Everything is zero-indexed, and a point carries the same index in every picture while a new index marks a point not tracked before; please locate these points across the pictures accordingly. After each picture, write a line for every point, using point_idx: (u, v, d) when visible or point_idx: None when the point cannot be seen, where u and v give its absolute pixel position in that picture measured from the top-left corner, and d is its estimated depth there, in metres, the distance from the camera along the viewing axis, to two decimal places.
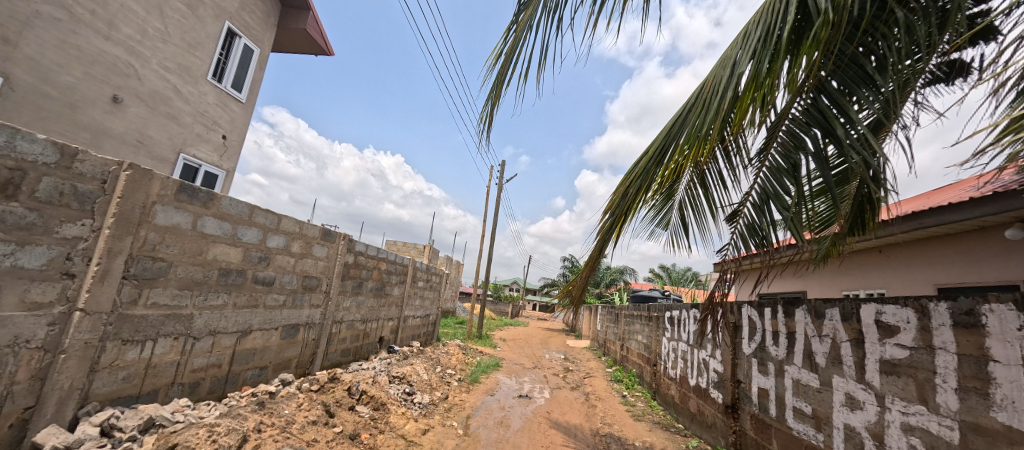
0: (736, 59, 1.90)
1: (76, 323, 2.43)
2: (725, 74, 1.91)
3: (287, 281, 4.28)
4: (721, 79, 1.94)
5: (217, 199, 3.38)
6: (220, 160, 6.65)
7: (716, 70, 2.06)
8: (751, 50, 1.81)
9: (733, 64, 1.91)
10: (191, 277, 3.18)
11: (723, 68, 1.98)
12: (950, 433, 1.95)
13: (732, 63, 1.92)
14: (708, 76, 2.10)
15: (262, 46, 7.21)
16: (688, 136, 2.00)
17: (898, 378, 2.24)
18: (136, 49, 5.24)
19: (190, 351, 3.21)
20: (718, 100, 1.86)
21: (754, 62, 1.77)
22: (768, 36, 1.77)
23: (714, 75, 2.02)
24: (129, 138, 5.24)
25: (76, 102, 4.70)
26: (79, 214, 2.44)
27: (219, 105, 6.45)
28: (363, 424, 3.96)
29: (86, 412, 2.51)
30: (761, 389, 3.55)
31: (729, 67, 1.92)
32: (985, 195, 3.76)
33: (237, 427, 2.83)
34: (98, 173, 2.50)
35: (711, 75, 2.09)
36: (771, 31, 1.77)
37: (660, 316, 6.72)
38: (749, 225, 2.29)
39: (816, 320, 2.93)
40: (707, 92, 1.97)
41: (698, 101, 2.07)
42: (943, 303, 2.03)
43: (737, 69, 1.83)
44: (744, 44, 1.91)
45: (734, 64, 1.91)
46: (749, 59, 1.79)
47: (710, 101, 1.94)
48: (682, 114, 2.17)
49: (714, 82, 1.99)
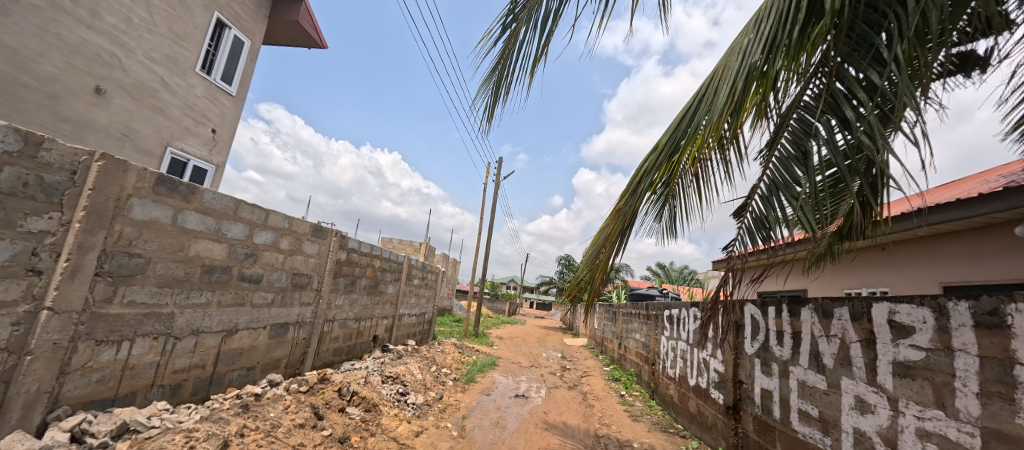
0: (747, 45, 1.74)
1: (43, 322, 2.28)
2: (733, 62, 1.77)
3: (275, 278, 4.13)
4: (730, 68, 1.79)
5: (200, 193, 3.22)
6: (210, 155, 6.48)
7: (726, 58, 1.91)
8: (763, 36, 1.65)
9: (744, 51, 1.76)
10: (171, 274, 3.03)
11: (733, 54, 1.84)
12: (970, 440, 1.86)
13: (742, 50, 1.76)
14: (718, 64, 1.96)
15: (253, 38, 7.02)
16: (694, 131, 1.88)
17: (913, 381, 2.14)
18: (121, 39, 5.06)
19: (171, 352, 3.07)
20: (725, 92, 1.73)
21: (765, 50, 1.62)
22: (782, 21, 1.61)
23: (723, 63, 1.89)
24: (114, 131, 5.07)
25: (56, 92, 4.52)
26: (46, 207, 2.30)
27: (208, 98, 6.27)
28: (353, 426, 3.84)
29: (56, 417, 2.37)
30: (765, 390, 3.44)
31: (739, 55, 1.77)
32: (994, 192, 3.65)
33: (217, 433, 2.70)
34: (67, 163, 2.37)
35: (721, 62, 1.94)
36: (784, 15, 1.61)
37: (659, 314, 6.61)
38: (757, 218, 2.18)
39: (824, 319, 2.82)
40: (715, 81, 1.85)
41: (706, 93, 1.93)
42: (963, 303, 1.93)
43: (748, 59, 1.69)
44: (755, 28, 1.77)
45: (745, 51, 1.75)
46: (761, 46, 1.64)
47: (717, 94, 1.80)
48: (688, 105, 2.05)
49: (723, 72, 1.85)
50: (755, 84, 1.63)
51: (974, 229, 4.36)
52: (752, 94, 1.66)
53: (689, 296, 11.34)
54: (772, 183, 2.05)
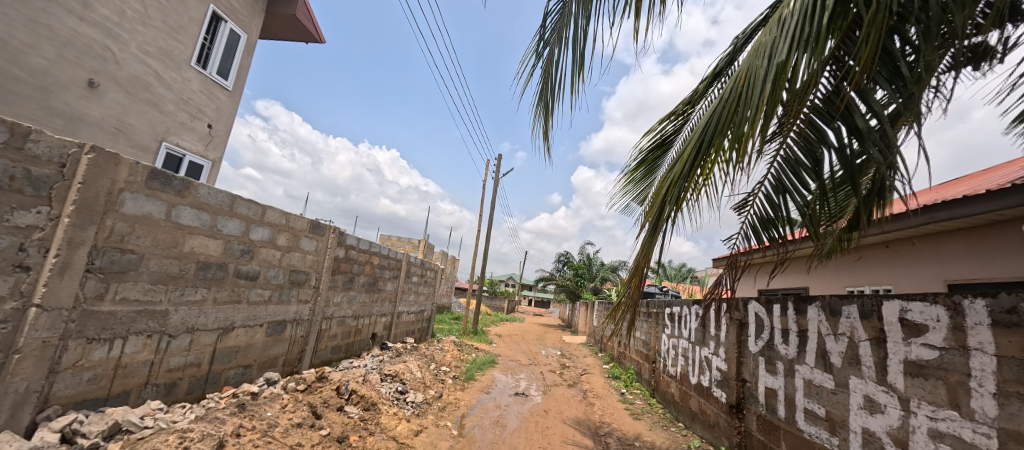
0: (771, 45, 1.61)
1: (32, 319, 2.21)
2: (758, 66, 1.62)
3: (272, 275, 4.06)
4: (755, 70, 1.65)
5: (194, 187, 3.15)
6: (206, 150, 6.38)
7: (745, 59, 1.79)
8: (789, 35, 1.53)
9: (767, 51, 1.62)
10: (165, 271, 2.96)
11: (755, 57, 1.69)
12: (987, 441, 1.83)
13: (766, 52, 1.62)
14: (738, 66, 1.81)
15: (250, 31, 6.91)
16: (716, 137, 1.73)
17: (925, 380, 2.11)
18: (114, 31, 4.96)
19: (166, 350, 3.00)
20: (752, 95, 1.58)
21: (791, 50, 1.49)
22: (809, 21, 1.48)
23: (745, 66, 1.74)
24: (107, 125, 4.97)
25: (47, 85, 4.43)
26: (34, 201, 2.23)
27: (203, 93, 6.17)
28: (351, 425, 3.78)
29: (45, 417, 2.30)
30: (769, 389, 3.39)
31: (763, 55, 1.63)
32: (1001, 188, 3.60)
33: (212, 433, 2.64)
34: (55, 155, 2.30)
35: (741, 62, 1.80)
36: (810, 14, 1.49)
37: (660, 312, 6.56)
38: (760, 216, 2.11)
39: (831, 317, 2.78)
40: (739, 87, 1.69)
41: (728, 96, 1.78)
42: (981, 301, 1.89)
43: (774, 59, 1.55)
44: (780, 31, 1.62)
45: (769, 52, 1.62)
46: (786, 46, 1.51)
47: (743, 98, 1.65)
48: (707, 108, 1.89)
49: (744, 75, 1.71)
50: (784, 86, 1.50)
51: (979, 227, 4.33)
52: (781, 97, 1.53)
53: (688, 294, 11.30)
54: (777, 184, 1.97)
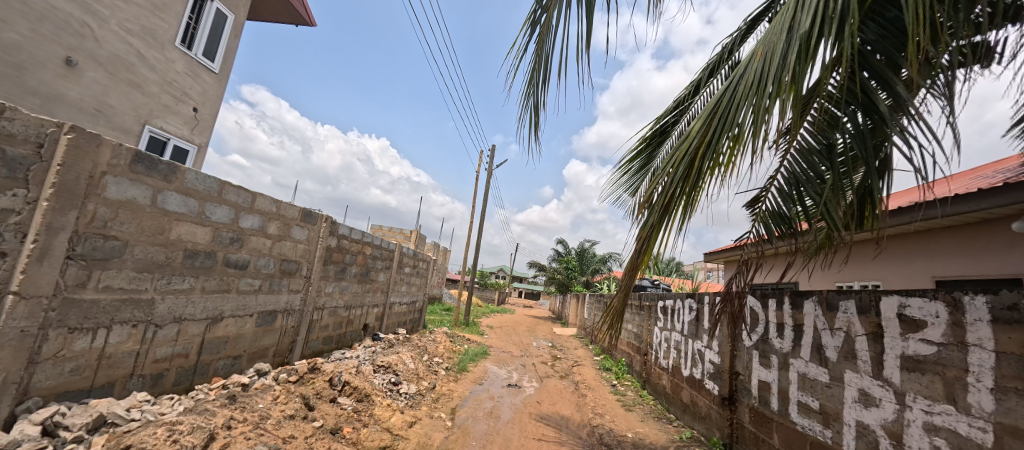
0: (789, 19, 1.50)
1: (9, 308, 2.10)
2: (778, 41, 1.50)
3: (263, 265, 3.95)
4: (772, 48, 1.53)
5: (182, 172, 3.03)
6: (191, 134, 6.15)
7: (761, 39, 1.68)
8: (812, 10, 1.41)
9: (788, 25, 1.51)
10: (150, 258, 2.84)
11: (773, 33, 1.58)
12: (982, 435, 1.86)
13: (786, 25, 1.51)
14: (757, 44, 1.70)
15: (238, 12, 6.68)
16: (728, 123, 1.61)
17: (922, 375, 2.14)
18: (93, 7, 4.72)
19: (152, 340, 2.89)
20: (765, 75, 1.49)
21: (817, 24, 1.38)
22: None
23: (763, 43, 1.63)
24: (87, 106, 4.76)
25: (22, 62, 4.20)
26: (10, 182, 2.10)
27: (188, 75, 5.93)
28: (345, 417, 3.73)
29: (25, 409, 2.20)
30: (762, 382, 3.43)
31: (780, 32, 1.52)
32: (993, 187, 3.66)
33: (202, 425, 2.58)
34: (32, 135, 2.17)
35: (760, 42, 1.67)
36: None
37: (652, 305, 6.55)
38: (771, 210, 2.12)
39: (828, 312, 2.81)
40: (755, 65, 1.58)
41: (742, 75, 1.67)
42: (982, 297, 1.91)
43: (794, 34, 1.44)
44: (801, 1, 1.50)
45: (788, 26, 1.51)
46: (809, 19, 1.40)
47: (756, 77, 1.56)
48: (725, 90, 1.77)
49: (760, 52, 1.61)
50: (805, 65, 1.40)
51: (971, 225, 4.42)
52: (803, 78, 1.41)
53: (678, 287, 11.51)
54: (790, 176, 1.98)
